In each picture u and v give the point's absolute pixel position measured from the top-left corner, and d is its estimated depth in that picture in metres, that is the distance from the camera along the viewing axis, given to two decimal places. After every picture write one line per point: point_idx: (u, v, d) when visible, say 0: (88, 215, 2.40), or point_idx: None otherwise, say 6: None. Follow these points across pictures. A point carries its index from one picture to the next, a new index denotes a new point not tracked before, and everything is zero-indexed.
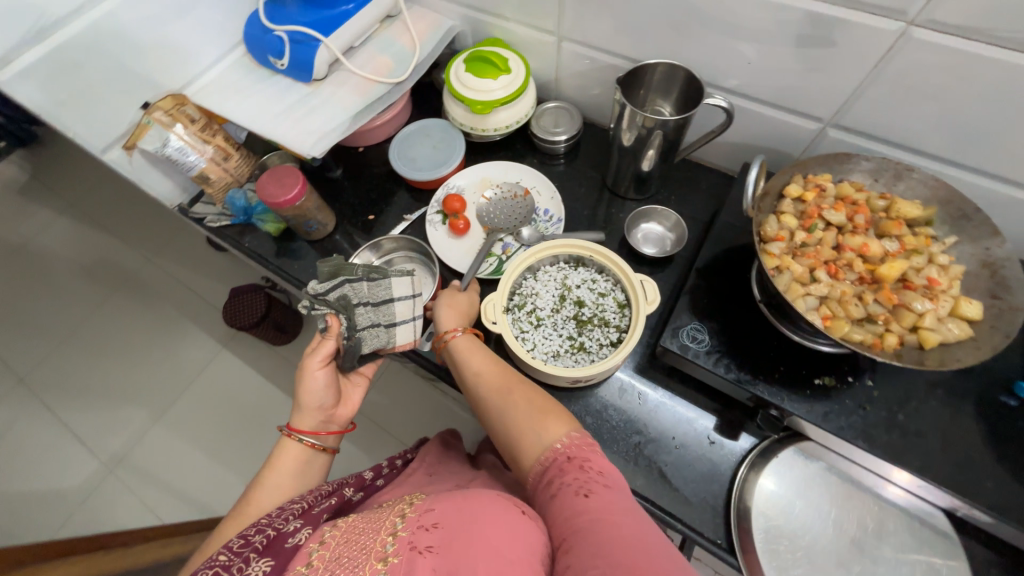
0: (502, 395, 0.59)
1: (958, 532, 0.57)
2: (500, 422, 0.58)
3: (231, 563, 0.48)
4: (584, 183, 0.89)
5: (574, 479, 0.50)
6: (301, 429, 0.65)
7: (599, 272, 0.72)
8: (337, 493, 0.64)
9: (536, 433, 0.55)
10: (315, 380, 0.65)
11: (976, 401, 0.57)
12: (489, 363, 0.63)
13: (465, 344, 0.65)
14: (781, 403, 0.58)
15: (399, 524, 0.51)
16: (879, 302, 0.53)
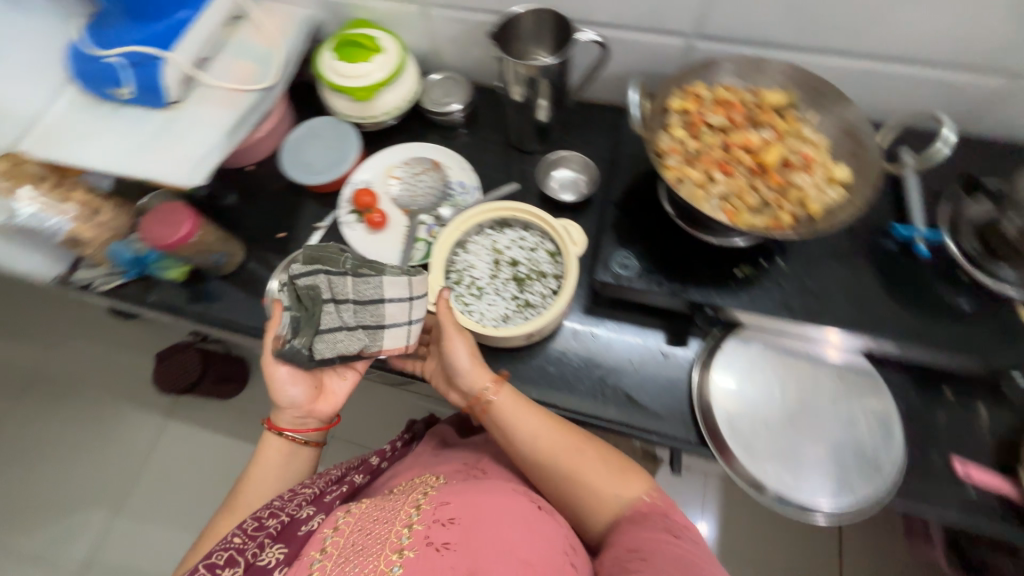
0: (570, 459, 0.59)
1: (876, 366, 0.66)
2: (571, 481, 0.59)
3: (247, 546, 0.56)
4: (490, 148, 0.88)
5: (660, 529, 0.54)
6: (283, 426, 0.65)
7: (525, 228, 0.72)
8: (346, 481, 0.70)
9: (612, 493, 0.58)
10: (281, 376, 0.61)
11: (865, 252, 0.65)
12: (544, 422, 0.61)
13: (513, 405, 0.61)
14: (713, 301, 0.63)
15: (414, 516, 0.56)
16: (770, 187, 0.59)
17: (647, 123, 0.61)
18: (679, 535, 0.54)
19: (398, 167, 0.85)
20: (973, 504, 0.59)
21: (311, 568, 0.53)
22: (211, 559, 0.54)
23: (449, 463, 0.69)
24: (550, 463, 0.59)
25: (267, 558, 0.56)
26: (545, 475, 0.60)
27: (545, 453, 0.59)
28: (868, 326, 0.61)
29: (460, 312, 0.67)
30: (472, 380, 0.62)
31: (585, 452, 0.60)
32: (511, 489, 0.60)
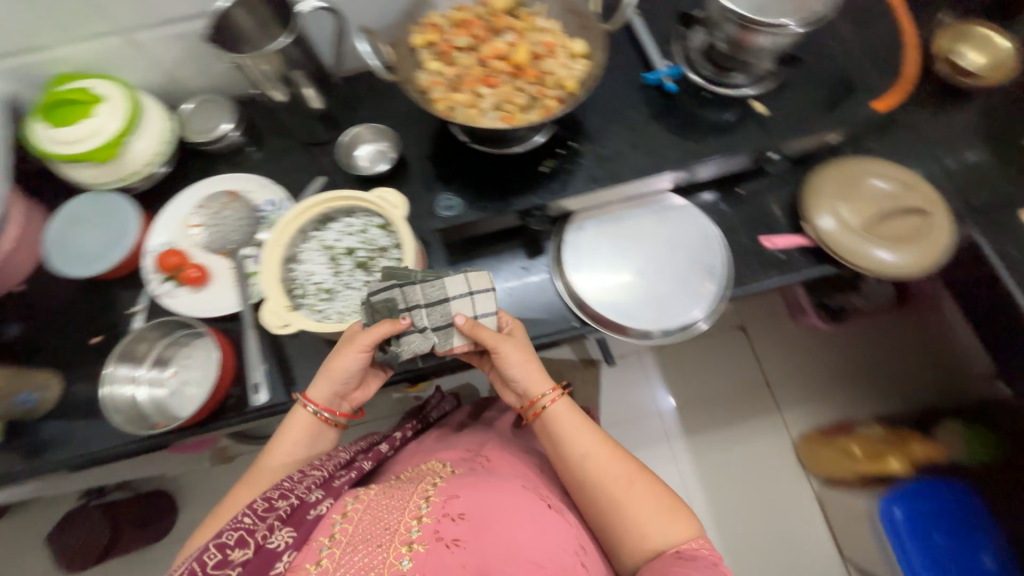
0: (625, 479, 0.58)
1: (685, 196, 0.76)
2: (613, 506, 0.57)
3: (257, 527, 0.55)
4: (285, 154, 0.84)
5: (701, 563, 0.51)
6: (314, 400, 0.64)
7: (348, 214, 0.71)
8: (355, 466, 0.69)
9: (648, 527, 0.55)
10: (352, 360, 0.61)
11: (635, 106, 0.72)
12: (601, 443, 0.60)
13: (568, 415, 0.61)
14: (534, 202, 0.67)
15: (423, 508, 0.55)
16: (530, 82, 0.63)
17: (400, 66, 0.62)
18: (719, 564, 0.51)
19: (194, 214, 0.77)
20: (786, 264, 0.72)
21: (319, 555, 0.53)
22: (221, 539, 0.53)
23: (455, 451, 0.72)
24: (597, 480, 0.58)
25: (276, 542, 0.54)
26: (592, 496, 0.59)
27: (596, 467, 0.59)
28: (657, 164, 0.69)
29: (320, 320, 0.64)
30: (530, 389, 0.62)
31: (627, 477, 0.58)
32: (521, 486, 0.60)
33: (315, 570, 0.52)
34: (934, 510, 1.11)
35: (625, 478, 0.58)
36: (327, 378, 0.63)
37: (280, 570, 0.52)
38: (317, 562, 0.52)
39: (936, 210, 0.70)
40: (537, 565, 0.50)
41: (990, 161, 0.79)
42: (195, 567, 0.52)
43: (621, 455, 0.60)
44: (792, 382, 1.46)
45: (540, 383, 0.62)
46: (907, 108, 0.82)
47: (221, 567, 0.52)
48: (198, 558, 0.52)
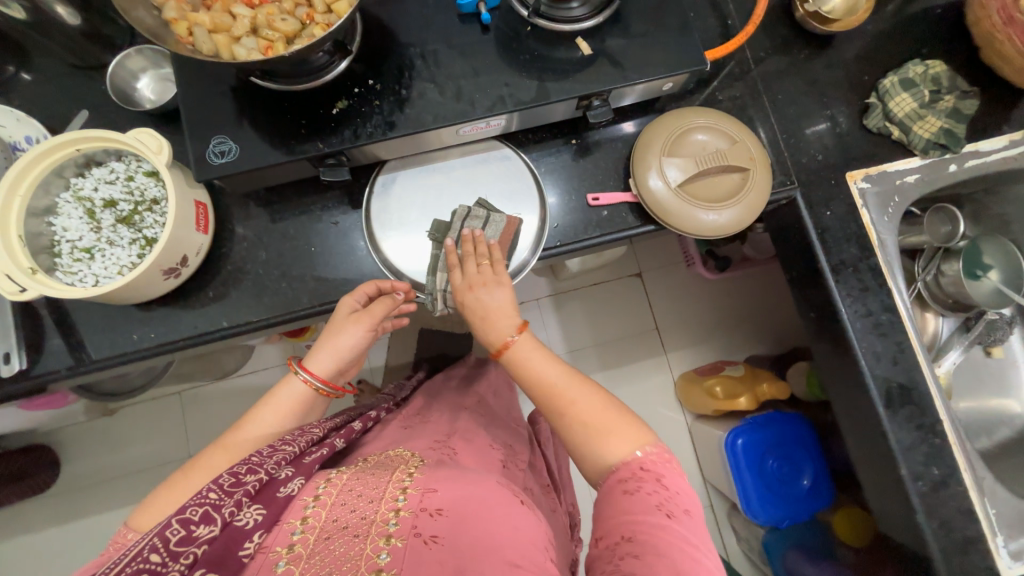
0: (568, 401, 0.56)
1: (511, 148, 0.73)
2: (568, 434, 0.56)
3: (224, 503, 0.46)
4: (50, 78, 0.70)
5: (648, 488, 0.51)
6: (314, 373, 0.62)
7: (108, 160, 0.62)
8: (328, 442, 0.60)
9: (603, 449, 0.54)
10: (355, 337, 0.63)
11: (447, 39, 0.64)
12: (557, 366, 0.58)
13: (529, 351, 0.59)
14: (323, 149, 0.61)
15: (401, 500, 0.48)
16: (298, 4, 0.54)
17: None
18: (666, 487, 0.52)
19: None
20: (606, 222, 0.72)
21: (291, 538, 0.46)
22: (184, 514, 0.44)
23: (423, 440, 0.68)
24: (557, 413, 0.57)
25: (245, 519, 0.46)
26: (561, 430, 0.57)
27: (555, 400, 0.57)
28: (465, 112, 0.63)
29: (72, 285, 0.58)
30: (485, 334, 0.62)
31: (581, 400, 0.56)
32: (495, 480, 0.56)
33: (287, 555, 0.45)
34: (768, 440, 1.22)
35: (581, 404, 0.56)
36: (331, 355, 0.63)
37: (251, 551, 0.45)
38: (290, 546, 0.46)
39: (756, 166, 0.68)
40: (516, 566, 0.46)
41: (829, 115, 0.77)
42: (155, 546, 0.43)
43: (582, 382, 0.58)
44: (680, 328, 1.50)
45: (497, 324, 0.61)
46: (760, 53, 0.78)
47: (185, 545, 0.43)
48: (158, 534, 0.44)
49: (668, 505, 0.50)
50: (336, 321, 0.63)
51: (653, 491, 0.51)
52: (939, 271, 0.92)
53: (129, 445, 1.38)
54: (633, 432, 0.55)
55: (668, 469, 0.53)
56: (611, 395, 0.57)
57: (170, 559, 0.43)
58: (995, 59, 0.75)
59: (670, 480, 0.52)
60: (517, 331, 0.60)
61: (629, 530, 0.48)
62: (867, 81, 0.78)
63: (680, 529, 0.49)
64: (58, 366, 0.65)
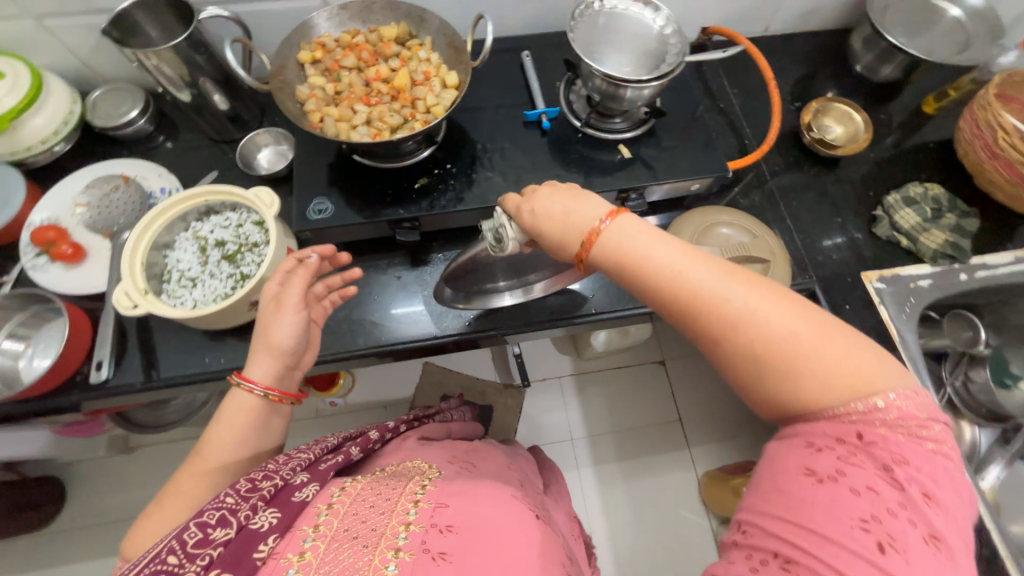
0: (728, 318, 0.43)
1: None
2: (725, 355, 0.44)
3: (240, 507, 0.49)
4: (191, 148, 0.87)
5: (850, 479, 0.36)
6: (254, 380, 0.59)
7: (225, 209, 0.74)
8: (342, 451, 0.68)
9: (792, 389, 0.40)
10: (285, 325, 0.60)
11: (513, 138, 0.79)
12: (696, 266, 0.45)
13: (627, 242, 0.48)
14: (402, 214, 0.72)
15: (412, 514, 0.50)
16: (405, 105, 0.70)
17: (280, 75, 0.66)
18: (899, 483, 0.36)
19: (83, 194, 0.79)
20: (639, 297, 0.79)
21: (303, 545, 0.47)
22: (202, 517, 0.47)
23: (439, 455, 0.72)
24: (700, 329, 0.45)
25: (260, 523, 0.48)
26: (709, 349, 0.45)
27: (697, 310, 0.44)
28: None
29: (174, 306, 0.67)
30: (569, 233, 0.51)
31: (754, 310, 0.42)
32: (507, 493, 0.58)
33: (297, 562, 0.45)
34: None
35: (744, 309, 0.43)
36: (265, 355, 0.60)
37: (263, 554, 0.46)
38: (300, 553, 0.46)
39: (776, 259, 0.76)
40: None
41: (840, 222, 0.87)
42: (173, 548, 0.45)
43: (734, 274, 0.44)
44: (703, 420, 1.47)
45: (578, 221, 0.50)
46: (775, 168, 0.91)
47: (202, 547, 0.46)
48: (175, 537, 0.46)
49: (880, 523, 0.35)
50: (263, 316, 0.61)
51: (863, 483, 0.36)
52: (968, 377, 0.93)
53: (138, 486, 1.36)
54: (865, 358, 0.40)
55: (910, 455, 0.37)
56: (794, 292, 0.43)
57: (187, 560, 0.45)
58: (988, 187, 0.85)
59: (912, 472, 0.36)
60: (607, 216, 0.49)
61: (782, 550, 0.36)
62: (873, 197, 0.88)
63: (900, 564, 0.33)
64: (133, 380, 0.72)
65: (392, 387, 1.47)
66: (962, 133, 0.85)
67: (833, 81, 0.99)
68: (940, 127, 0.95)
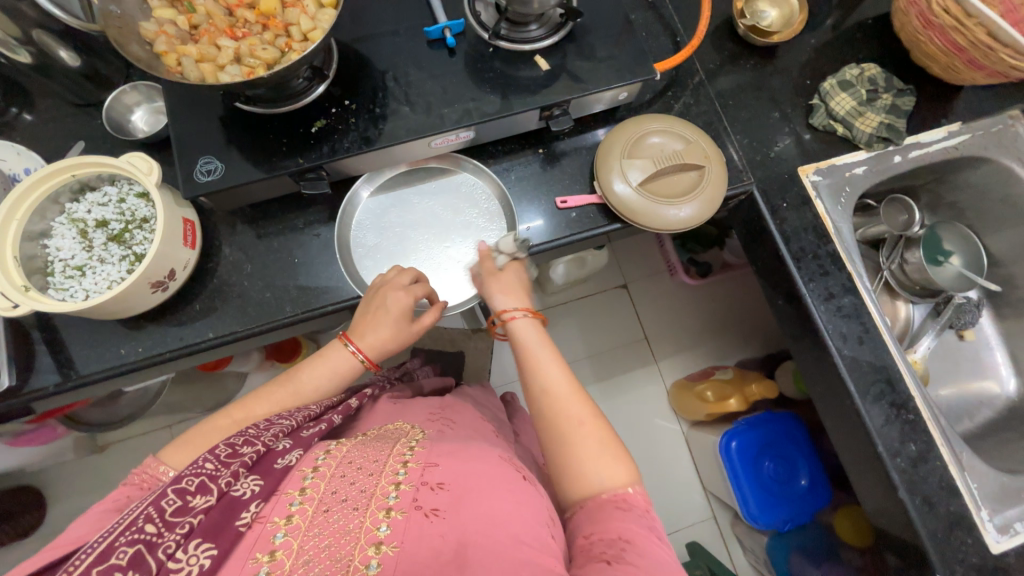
0: (566, 417, 0.58)
1: (481, 159, 0.78)
2: (561, 441, 0.57)
3: (220, 474, 0.50)
4: (51, 116, 0.75)
5: (637, 515, 0.51)
6: (363, 350, 0.67)
7: (100, 185, 0.66)
8: (325, 418, 0.65)
9: (593, 472, 0.55)
10: (385, 334, 0.67)
11: (418, 62, 0.70)
12: (559, 374, 0.61)
13: (532, 337, 0.64)
14: (302, 164, 0.65)
15: (400, 474, 0.52)
16: (278, 34, 0.60)
17: (113, 10, 0.55)
18: (653, 520, 0.52)
19: None
20: (575, 222, 0.76)
21: (290, 509, 0.49)
22: (181, 485, 0.48)
23: (418, 414, 0.73)
24: (549, 420, 0.58)
25: (241, 490, 0.49)
26: (549, 433, 0.58)
27: (555, 404, 0.59)
28: (435, 125, 0.68)
29: (64, 299, 0.61)
30: (503, 300, 0.67)
31: (583, 418, 0.58)
32: (496, 456, 0.59)
33: (285, 526, 0.48)
34: (761, 440, 1.22)
35: (578, 417, 0.58)
36: (376, 342, 0.67)
37: (247, 521, 0.47)
38: (287, 517, 0.48)
39: (712, 163, 0.73)
40: (521, 541, 0.48)
41: (778, 117, 0.83)
42: (150, 516, 0.45)
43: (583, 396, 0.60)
44: (669, 335, 1.50)
45: (507, 300, 0.67)
46: (710, 65, 0.85)
47: (181, 515, 0.46)
48: (152, 505, 0.46)
49: (654, 529, 0.51)
50: (393, 321, 0.66)
51: (642, 514, 0.51)
52: (903, 259, 0.96)
53: (119, 482, 1.36)
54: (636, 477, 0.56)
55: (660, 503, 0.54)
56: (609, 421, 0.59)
57: (166, 529, 0.45)
58: (924, 60, 0.82)
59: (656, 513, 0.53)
60: (530, 313, 0.66)
61: (626, 532, 0.49)
62: (811, 85, 0.84)
63: (666, 551, 0.49)
64: (48, 383, 0.67)
65: None
66: (899, 2, 0.80)
67: None
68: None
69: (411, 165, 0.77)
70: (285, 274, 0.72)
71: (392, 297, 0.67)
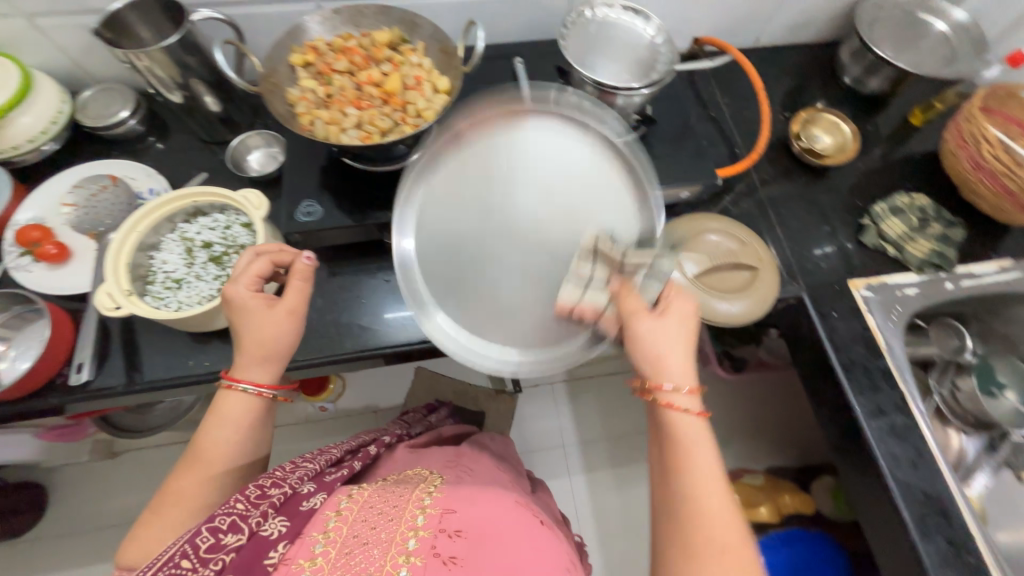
0: (714, 533, 0.49)
1: None
2: (692, 556, 0.48)
3: (250, 514, 0.50)
4: (183, 148, 0.87)
5: None
6: (241, 379, 0.62)
7: (211, 212, 0.74)
8: (345, 464, 0.69)
9: None
10: (260, 335, 0.61)
11: None
12: (717, 481, 0.51)
13: (690, 428, 0.53)
14: (390, 218, 0.72)
15: (420, 520, 0.52)
16: (395, 109, 0.70)
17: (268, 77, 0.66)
18: None
19: (70, 194, 0.78)
20: None
21: (313, 552, 0.49)
22: (213, 524, 0.48)
23: (437, 460, 0.74)
24: (687, 517, 0.50)
25: (269, 530, 0.50)
26: (684, 532, 0.50)
27: (697, 507, 0.50)
28: None
29: (158, 307, 0.67)
30: (657, 366, 0.55)
31: (729, 538, 0.49)
32: (513, 504, 0.60)
33: (308, 568, 0.47)
34: (788, 563, 1.18)
35: (728, 540, 0.49)
36: (259, 357, 0.62)
37: (273, 560, 0.48)
38: (311, 559, 0.48)
39: (765, 266, 0.77)
40: None
41: (829, 230, 0.87)
42: (185, 552, 0.46)
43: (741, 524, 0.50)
44: None
45: (678, 379, 0.55)
46: (766, 176, 0.92)
47: (214, 552, 0.47)
48: (187, 542, 0.47)
49: None
50: (257, 320, 0.61)
51: None
52: (955, 385, 0.95)
53: (123, 493, 1.34)
54: None
55: None
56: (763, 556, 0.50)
57: (200, 565, 0.45)
58: (973, 198, 0.86)
59: None
60: (690, 392, 0.55)
61: None
62: (861, 206, 0.89)
63: None
64: (115, 383, 0.70)
65: (384, 393, 1.47)
66: (947, 145, 0.86)
67: (820, 93, 1.01)
68: (926, 139, 0.96)
69: (509, 113, 0.63)
70: (349, 313, 0.77)
71: (240, 300, 0.61)
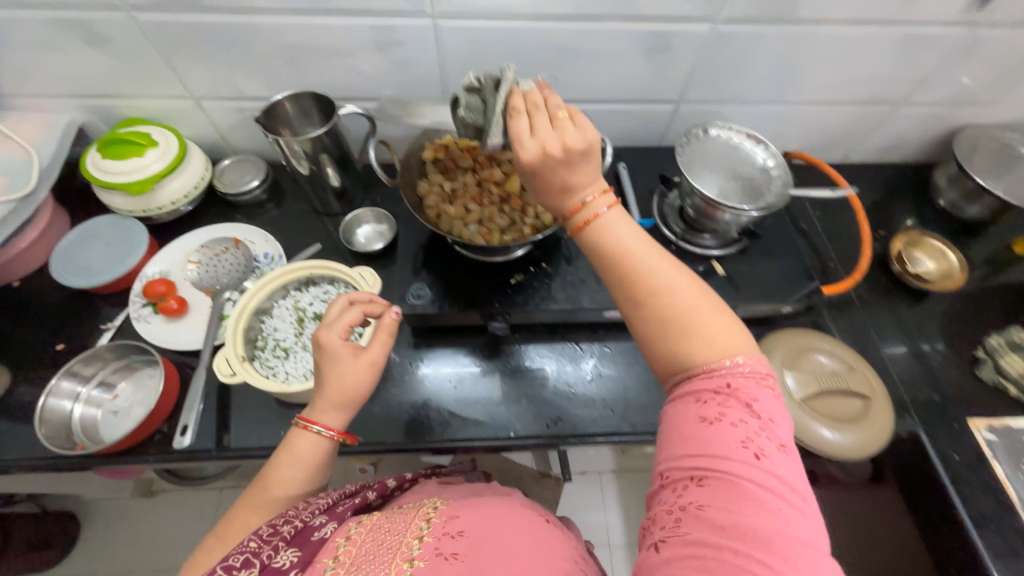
0: (658, 302, 0.46)
1: None
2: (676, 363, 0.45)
3: (263, 549, 0.48)
4: (299, 216, 0.93)
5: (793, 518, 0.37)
6: (320, 422, 0.59)
7: (323, 284, 0.77)
8: (359, 495, 0.62)
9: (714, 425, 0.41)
10: (342, 377, 0.59)
11: None
12: (642, 240, 0.48)
13: (616, 221, 0.48)
14: (496, 308, 0.73)
15: (424, 528, 0.47)
16: (514, 209, 0.73)
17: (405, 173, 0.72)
18: (758, 416, 0.41)
19: (196, 252, 0.84)
20: None
21: None
22: (228, 562, 0.46)
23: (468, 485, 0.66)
24: (657, 326, 0.46)
25: (281, 561, 0.46)
26: (657, 330, 0.46)
27: (635, 267, 0.47)
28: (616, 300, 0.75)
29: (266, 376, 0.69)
30: (567, 188, 0.49)
31: (682, 291, 0.46)
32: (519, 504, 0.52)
33: None
34: None
35: (679, 299, 0.45)
36: (337, 402, 0.59)
37: None
38: None
39: (876, 395, 0.73)
40: None
41: (938, 358, 0.83)
42: None
43: (682, 271, 0.47)
44: None
45: (610, 215, 0.48)
46: (866, 294, 0.89)
47: None
48: None
49: (754, 441, 0.39)
50: (336, 366, 0.59)
51: (737, 417, 0.40)
52: None
53: (155, 538, 1.30)
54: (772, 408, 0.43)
55: (774, 416, 0.42)
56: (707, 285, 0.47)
57: None
58: None
59: (768, 417, 0.41)
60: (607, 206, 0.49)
61: (698, 470, 0.39)
62: (972, 335, 0.85)
63: (770, 468, 0.38)
64: (205, 446, 0.70)
65: None
66: None
67: (914, 212, 1.00)
68: None
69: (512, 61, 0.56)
70: (439, 398, 0.76)
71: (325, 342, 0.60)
